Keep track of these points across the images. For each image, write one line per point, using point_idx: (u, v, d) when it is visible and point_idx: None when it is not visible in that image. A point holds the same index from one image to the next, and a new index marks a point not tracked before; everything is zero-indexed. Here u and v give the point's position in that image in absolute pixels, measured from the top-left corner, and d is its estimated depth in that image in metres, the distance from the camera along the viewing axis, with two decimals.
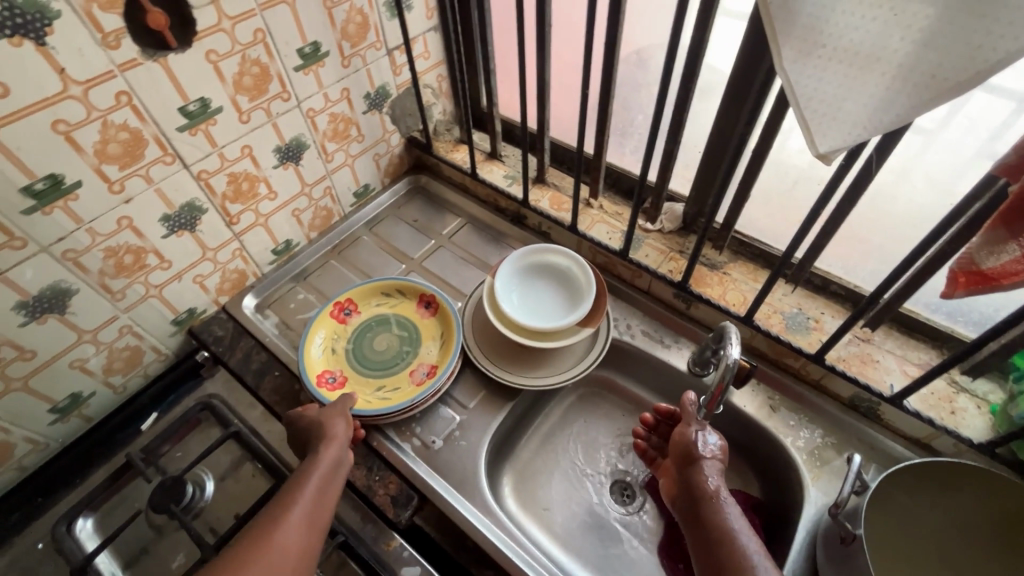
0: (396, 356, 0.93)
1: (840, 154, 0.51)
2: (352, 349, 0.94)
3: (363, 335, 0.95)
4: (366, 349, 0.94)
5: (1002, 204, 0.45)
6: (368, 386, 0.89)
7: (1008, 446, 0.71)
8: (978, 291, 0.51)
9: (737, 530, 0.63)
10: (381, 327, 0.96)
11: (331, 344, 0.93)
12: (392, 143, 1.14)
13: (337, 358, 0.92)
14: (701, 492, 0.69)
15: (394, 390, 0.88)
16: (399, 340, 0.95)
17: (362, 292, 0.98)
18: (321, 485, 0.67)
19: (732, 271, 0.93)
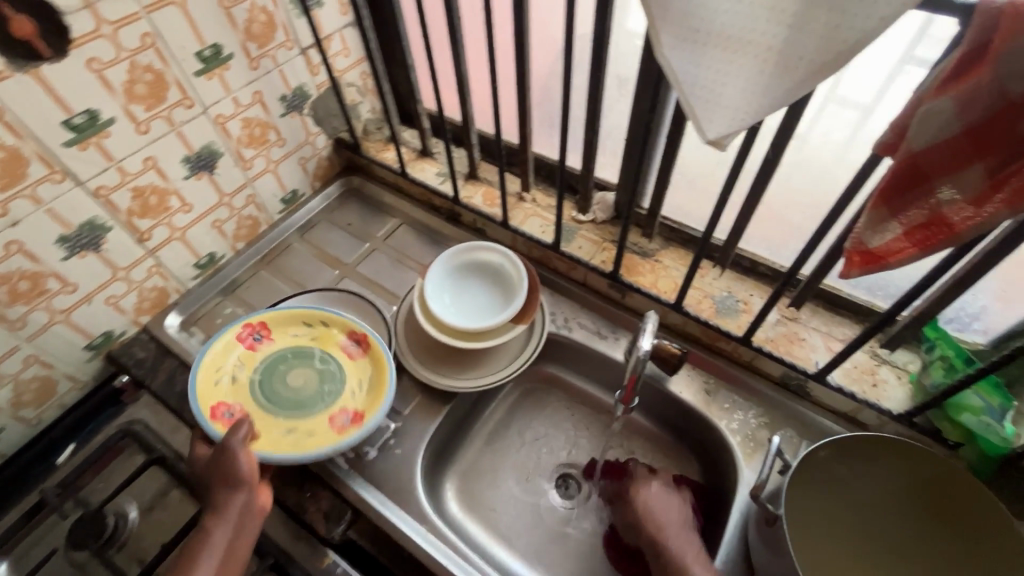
0: (312, 398, 0.84)
1: (730, 140, 0.50)
2: (261, 384, 0.85)
3: (276, 367, 0.87)
4: (277, 384, 0.86)
5: (881, 182, 0.46)
6: (274, 428, 0.81)
7: (924, 415, 0.74)
8: (871, 271, 0.50)
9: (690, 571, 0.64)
10: (302, 360, 0.88)
11: (234, 372, 0.85)
12: (318, 145, 1.10)
13: (244, 389, 0.84)
14: None
15: (309, 437, 0.80)
16: (315, 377, 0.86)
17: (287, 317, 0.90)
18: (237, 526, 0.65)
19: (663, 257, 0.93)
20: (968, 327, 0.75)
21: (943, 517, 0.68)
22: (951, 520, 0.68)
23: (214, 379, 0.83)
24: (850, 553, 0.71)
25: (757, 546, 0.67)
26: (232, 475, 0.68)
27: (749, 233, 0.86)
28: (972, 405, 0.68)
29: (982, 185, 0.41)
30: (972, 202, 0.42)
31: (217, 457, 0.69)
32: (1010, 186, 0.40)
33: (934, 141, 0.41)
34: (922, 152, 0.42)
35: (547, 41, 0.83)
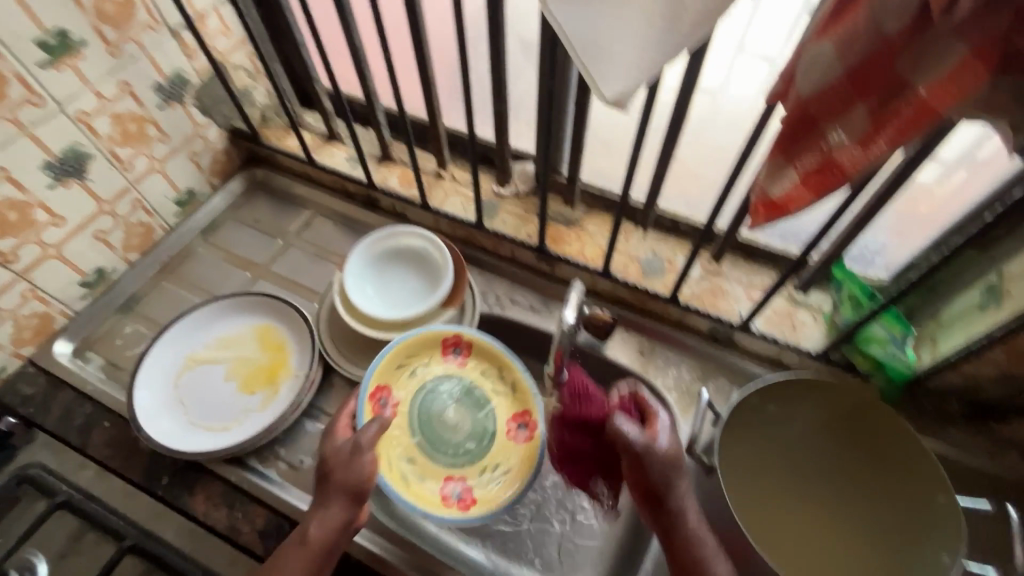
0: (501, 456, 0.79)
1: (627, 100, 0.49)
2: (419, 402, 0.82)
3: (444, 393, 0.83)
4: (439, 416, 0.81)
5: (778, 130, 0.46)
6: (404, 450, 0.78)
7: (839, 351, 0.78)
8: (775, 220, 0.51)
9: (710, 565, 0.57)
10: (466, 397, 0.83)
11: (414, 367, 0.83)
12: (210, 137, 1.00)
13: (413, 389, 0.82)
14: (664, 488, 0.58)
15: (419, 480, 0.77)
16: (478, 432, 0.81)
17: (479, 350, 0.84)
18: (318, 555, 0.61)
19: (588, 224, 0.92)
20: (871, 264, 0.78)
21: (867, 453, 0.72)
22: (874, 458, 0.71)
23: (390, 366, 0.81)
24: (784, 502, 0.73)
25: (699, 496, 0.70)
26: (352, 483, 0.64)
27: (667, 192, 0.86)
28: (878, 337, 0.73)
29: (867, 125, 0.42)
30: (859, 143, 0.43)
31: (347, 453, 0.66)
32: (892, 124, 0.41)
33: (819, 86, 0.41)
34: (809, 99, 0.42)
35: (440, 6, 0.78)
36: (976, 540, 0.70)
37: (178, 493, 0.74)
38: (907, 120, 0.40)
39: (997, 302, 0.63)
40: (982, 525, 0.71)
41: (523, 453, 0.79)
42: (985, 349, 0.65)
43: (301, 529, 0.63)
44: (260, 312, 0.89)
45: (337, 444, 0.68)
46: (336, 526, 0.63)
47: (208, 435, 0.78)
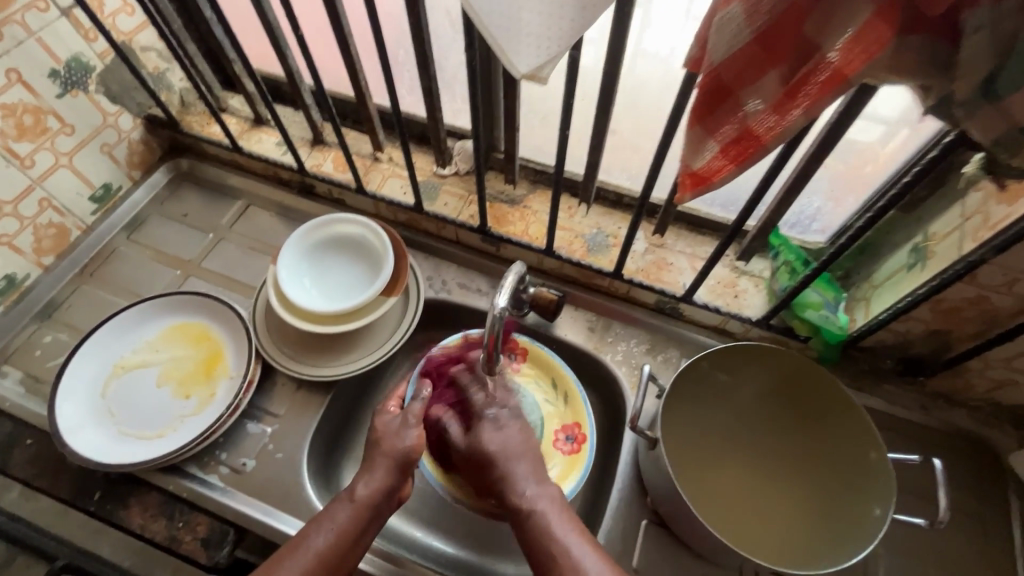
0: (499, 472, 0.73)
1: (546, 72, 0.46)
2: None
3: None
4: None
5: (693, 100, 0.44)
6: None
7: (779, 316, 0.79)
8: (701, 192, 0.50)
9: (557, 532, 0.52)
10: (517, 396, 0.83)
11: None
12: (124, 127, 0.93)
13: None
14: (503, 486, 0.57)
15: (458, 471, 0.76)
16: None
17: (536, 358, 0.85)
18: (366, 513, 0.57)
19: (532, 202, 0.90)
20: (808, 228, 0.80)
21: (800, 412, 0.75)
22: (808, 417, 0.74)
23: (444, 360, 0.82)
24: (722, 463, 0.76)
25: (648, 468, 0.70)
26: (401, 451, 0.60)
27: (607, 166, 0.85)
28: (813, 302, 0.75)
29: (779, 93, 0.41)
30: (773, 111, 0.42)
31: (394, 426, 0.62)
32: (804, 91, 0.40)
33: (730, 52, 0.39)
34: (721, 66, 0.40)
35: None
36: (908, 490, 0.73)
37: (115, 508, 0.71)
38: (818, 86, 0.39)
39: (922, 262, 0.64)
40: (914, 475, 0.74)
41: (569, 462, 0.78)
42: (912, 309, 0.66)
43: (345, 494, 0.58)
44: (192, 312, 0.84)
45: (385, 417, 0.63)
46: (384, 488, 0.58)
47: (140, 446, 0.74)
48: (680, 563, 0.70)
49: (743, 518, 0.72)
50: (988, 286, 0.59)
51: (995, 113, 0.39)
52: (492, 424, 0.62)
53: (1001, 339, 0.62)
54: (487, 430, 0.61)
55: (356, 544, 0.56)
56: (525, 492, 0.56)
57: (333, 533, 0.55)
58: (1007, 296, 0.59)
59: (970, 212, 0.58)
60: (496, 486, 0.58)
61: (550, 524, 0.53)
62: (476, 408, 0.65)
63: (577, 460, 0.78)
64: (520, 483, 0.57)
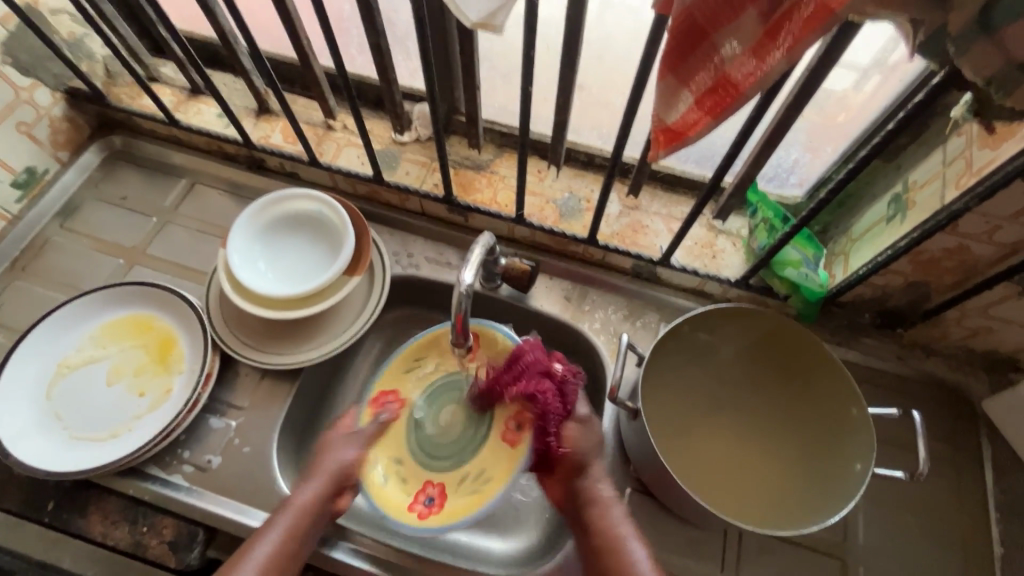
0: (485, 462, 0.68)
1: (499, 19, 0.41)
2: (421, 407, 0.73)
3: (448, 393, 0.73)
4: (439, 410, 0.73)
5: (663, 47, 0.39)
6: (389, 450, 0.71)
7: (758, 276, 0.77)
8: (676, 149, 0.45)
9: (626, 535, 0.57)
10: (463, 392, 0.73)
11: (423, 368, 0.74)
12: (42, 103, 0.84)
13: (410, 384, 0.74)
14: (574, 456, 0.61)
15: (399, 482, 0.70)
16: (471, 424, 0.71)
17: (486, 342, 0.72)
18: (306, 514, 0.59)
19: (499, 167, 0.85)
20: (785, 182, 0.77)
21: (783, 371, 0.74)
22: (790, 375, 0.73)
23: (398, 367, 0.74)
24: (706, 427, 0.76)
25: (631, 437, 0.69)
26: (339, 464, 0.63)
27: (577, 124, 0.80)
28: (792, 259, 0.72)
29: (758, 34, 0.37)
30: (751, 54, 0.37)
31: (337, 441, 0.66)
32: (787, 30, 0.36)
33: None
34: (694, 4, 0.36)
35: None
36: (886, 441, 0.73)
37: (71, 516, 0.68)
38: (802, 22, 0.34)
39: (903, 213, 0.61)
40: (892, 426, 0.74)
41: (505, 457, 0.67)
42: (890, 262, 0.64)
43: (277, 509, 0.60)
44: (138, 304, 0.78)
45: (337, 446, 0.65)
46: (323, 498, 0.61)
47: (92, 449, 0.69)
48: (664, 529, 0.70)
49: (739, 493, 0.70)
50: (969, 236, 0.58)
51: (990, 49, 0.36)
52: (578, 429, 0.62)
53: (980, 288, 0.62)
54: (582, 443, 0.61)
55: (298, 551, 0.58)
56: (598, 490, 0.60)
57: (280, 530, 0.58)
58: (988, 245, 0.58)
59: (952, 158, 0.55)
60: (569, 475, 0.61)
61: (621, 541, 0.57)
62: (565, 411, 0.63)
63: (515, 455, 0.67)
64: (598, 481, 0.61)
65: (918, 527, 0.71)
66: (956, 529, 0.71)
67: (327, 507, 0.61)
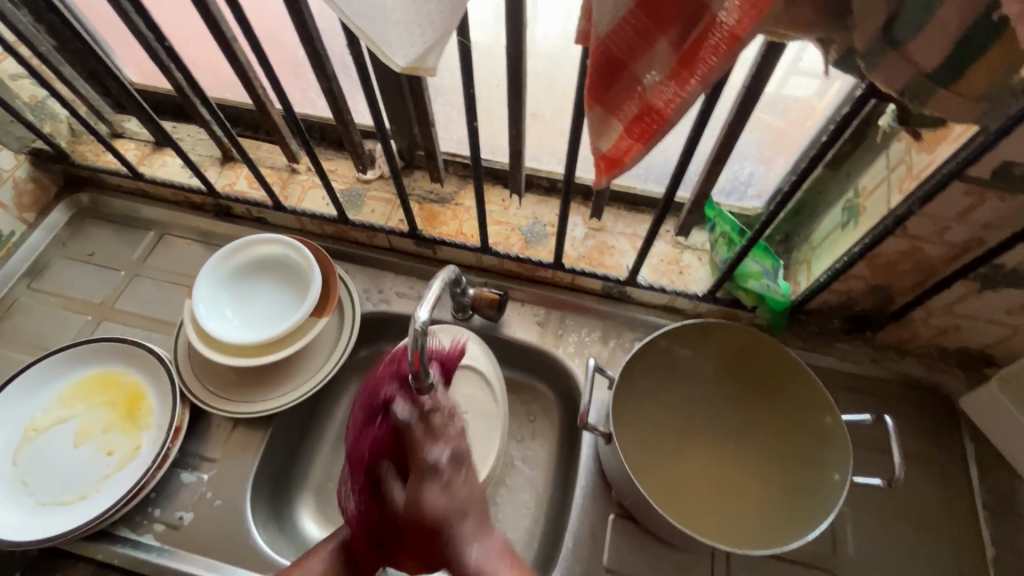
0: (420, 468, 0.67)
1: (426, 61, 0.42)
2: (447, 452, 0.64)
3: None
4: None
5: (586, 80, 0.40)
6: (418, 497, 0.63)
7: (724, 289, 0.77)
8: (615, 175, 0.46)
9: None
10: None
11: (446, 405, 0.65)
12: (5, 166, 0.84)
13: None
14: (417, 506, 0.50)
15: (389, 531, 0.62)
16: None
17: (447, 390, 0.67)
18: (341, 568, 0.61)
19: (463, 199, 0.86)
20: (745, 195, 0.78)
21: (759, 385, 0.73)
22: (765, 388, 0.73)
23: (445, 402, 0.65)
24: (688, 446, 0.75)
25: (609, 463, 0.68)
26: None
27: (535, 152, 0.81)
28: (753, 271, 0.73)
29: (673, 61, 0.37)
30: (671, 80, 0.38)
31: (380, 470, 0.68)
32: (700, 56, 0.37)
33: (614, 20, 0.36)
34: (608, 38, 0.37)
35: None
36: (866, 446, 0.73)
37: None
38: (713, 48, 0.36)
39: (855, 219, 0.62)
40: (872, 430, 0.74)
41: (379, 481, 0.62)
42: (849, 268, 0.65)
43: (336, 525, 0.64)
44: (106, 360, 0.77)
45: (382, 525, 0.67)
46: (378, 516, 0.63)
47: (60, 513, 0.67)
48: (651, 554, 0.69)
49: (718, 513, 0.69)
50: (920, 237, 0.58)
51: (900, 63, 0.36)
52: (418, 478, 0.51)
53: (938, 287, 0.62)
54: (432, 487, 0.51)
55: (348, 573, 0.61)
56: (470, 552, 0.49)
57: (324, 561, 0.60)
58: (940, 245, 0.58)
59: (894, 162, 0.56)
60: (436, 550, 0.50)
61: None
62: (411, 444, 0.53)
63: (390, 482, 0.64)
64: (470, 542, 0.50)
65: (908, 533, 0.70)
66: (946, 532, 0.70)
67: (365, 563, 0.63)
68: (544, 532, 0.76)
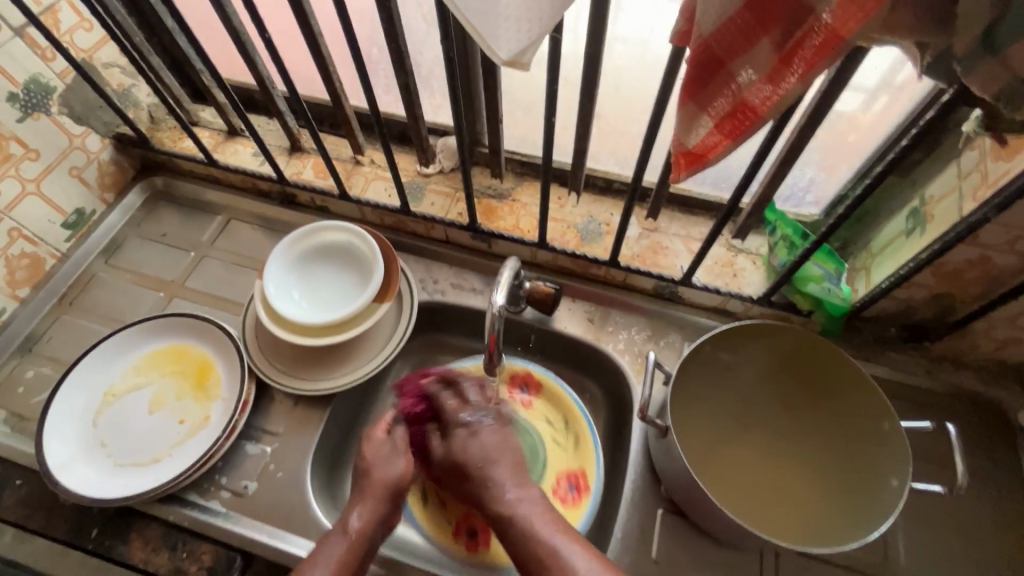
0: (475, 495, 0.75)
1: (528, 57, 0.45)
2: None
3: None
4: None
5: (683, 77, 0.42)
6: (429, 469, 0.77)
7: (779, 293, 0.78)
8: (697, 170, 0.47)
9: (552, 542, 0.51)
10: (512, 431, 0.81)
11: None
12: (92, 148, 0.89)
13: None
14: (497, 513, 0.56)
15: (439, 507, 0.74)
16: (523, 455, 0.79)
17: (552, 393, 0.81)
18: (359, 546, 0.58)
19: (520, 195, 0.88)
20: (803, 201, 0.79)
21: (812, 389, 0.74)
22: (816, 393, 0.73)
23: None
24: (736, 449, 0.76)
25: (661, 457, 0.69)
26: (391, 482, 0.61)
27: (594, 152, 0.83)
28: (814, 275, 0.74)
29: (773, 61, 0.39)
30: (767, 80, 0.40)
31: (384, 455, 0.64)
32: (800, 57, 0.38)
33: (718, 22, 0.38)
34: (710, 37, 0.39)
35: None
36: (922, 455, 0.72)
37: (114, 542, 0.69)
38: (814, 49, 0.37)
39: (922, 226, 0.63)
40: (927, 440, 0.73)
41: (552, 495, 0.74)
42: (913, 275, 0.65)
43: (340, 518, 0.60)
44: (179, 334, 0.81)
45: (375, 443, 0.65)
46: (378, 517, 0.60)
47: (136, 475, 0.71)
48: (699, 551, 0.69)
49: (767, 513, 0.70)
50: (991, 246, 0.59)
51: (996, 67, 0.37)
52: (468, 433, 0.62)
53: (1005, 297, 0.62)
54: (461, 441, 0.61)
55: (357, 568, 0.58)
56: (505, 497, 0.56)
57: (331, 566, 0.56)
58: (1010, 254, 0.59)
59: (966, 171, 0.57)
60: (475, 495, 0.58)
61: (536, 530, 0.53)
62: (451, 413, 0.65)
63: (578, 506, 0.72)
64: (503, 490, 0.57)
65: (960, 545, 0.69)
66: (1003, 547, 0.69)
67: (388, 505, 0.61)
68: (590, 522, 0.78)
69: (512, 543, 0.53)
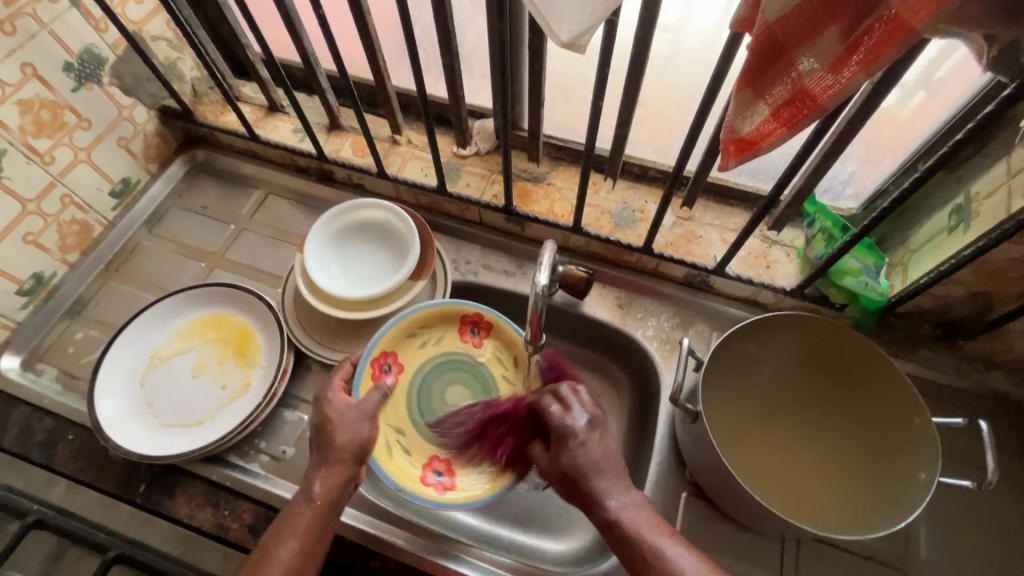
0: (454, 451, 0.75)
1: (586, 40, 0.45)
2: (420, 380, 0.79)
3: (455, 369, 0.80)
4: (442, 392, 0.79)
5: (742, 64, 0.42)
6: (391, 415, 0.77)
7: (813, 286, 0.78)
8: (747, 158, 0.49)
9: (657, 541, 0.51)
10: (460, 373, 0.80)
11: (425, 338, 0.81)
12: (139, 119, 0.92)
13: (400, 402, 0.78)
14: (605, 519, 0.53)
15: (403, 453, 0.75)
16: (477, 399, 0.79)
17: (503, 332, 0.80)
18: (325, 511, 0.58)
19: (555, 179, 0.89)
20: (841, 194, 0.79)
21: (840, 381, 0.74)
22: (844, 385, 0.74)
23: (401, 333, 0.79)
24: (759, 438, 0.77)
25: (688, 442, 0.70)
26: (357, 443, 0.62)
27: (632, 139, 0.84)
28: (851, 268, 0.74)
29: (837, 50, 0.39)
30: (829, 69, 0.40)
31: (349, 416, 0.64)
32: (865, 45, 0.38)
33: (785, 9, 0.37)
34: (775, 24, 0.38)
35: None
36: (949, 452, 0.73)
37: (161, 497, 0.72)
38: (880, 40, 0.37)
39: (966, 222, 0.62)
40: (955, 437, 0.74)
41: None
42: (954, 272, 0.65)
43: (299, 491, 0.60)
44: (220, 304, 0.84)
45: (337, 405, 0.64)
46: (342, 482, 0.60)
47: (181, 435, 0.75)
48: (721, 534, 0.71)
49: (790, 500, 0.72)
50: None
51: None
52: (575, 442, 0.56)
53: None
54: (569, 448, 0.56)
55: (321, 542, 0.58)
56: (611, 503, 0.53)
57: (296, 538, 0.57)
58: None
59: (1016, 168, 0.56)
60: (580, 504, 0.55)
61: (643, 535, 0.52)
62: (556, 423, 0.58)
63: None
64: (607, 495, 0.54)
65: (982, 542, 0.70)
66: None
67: (350, 468, 0.61)
68: None
69: (622, 546, 0.52)
